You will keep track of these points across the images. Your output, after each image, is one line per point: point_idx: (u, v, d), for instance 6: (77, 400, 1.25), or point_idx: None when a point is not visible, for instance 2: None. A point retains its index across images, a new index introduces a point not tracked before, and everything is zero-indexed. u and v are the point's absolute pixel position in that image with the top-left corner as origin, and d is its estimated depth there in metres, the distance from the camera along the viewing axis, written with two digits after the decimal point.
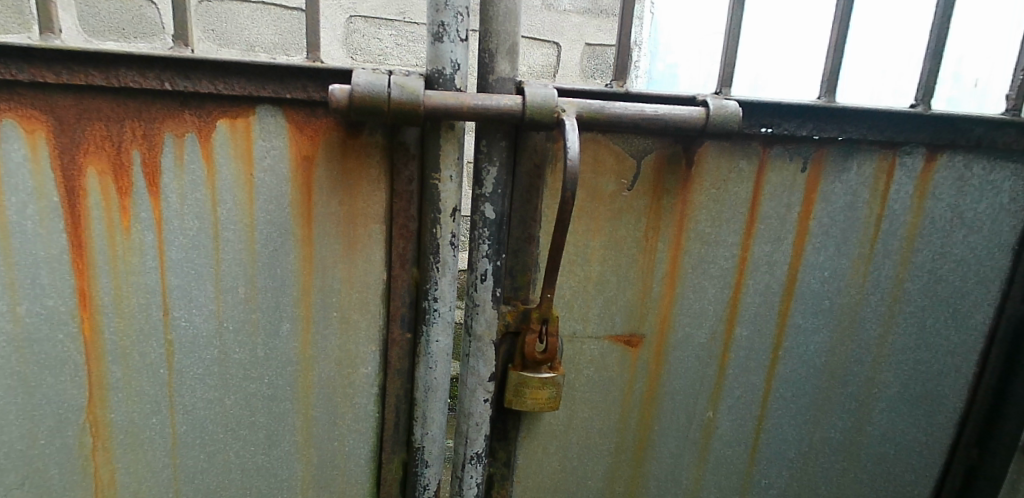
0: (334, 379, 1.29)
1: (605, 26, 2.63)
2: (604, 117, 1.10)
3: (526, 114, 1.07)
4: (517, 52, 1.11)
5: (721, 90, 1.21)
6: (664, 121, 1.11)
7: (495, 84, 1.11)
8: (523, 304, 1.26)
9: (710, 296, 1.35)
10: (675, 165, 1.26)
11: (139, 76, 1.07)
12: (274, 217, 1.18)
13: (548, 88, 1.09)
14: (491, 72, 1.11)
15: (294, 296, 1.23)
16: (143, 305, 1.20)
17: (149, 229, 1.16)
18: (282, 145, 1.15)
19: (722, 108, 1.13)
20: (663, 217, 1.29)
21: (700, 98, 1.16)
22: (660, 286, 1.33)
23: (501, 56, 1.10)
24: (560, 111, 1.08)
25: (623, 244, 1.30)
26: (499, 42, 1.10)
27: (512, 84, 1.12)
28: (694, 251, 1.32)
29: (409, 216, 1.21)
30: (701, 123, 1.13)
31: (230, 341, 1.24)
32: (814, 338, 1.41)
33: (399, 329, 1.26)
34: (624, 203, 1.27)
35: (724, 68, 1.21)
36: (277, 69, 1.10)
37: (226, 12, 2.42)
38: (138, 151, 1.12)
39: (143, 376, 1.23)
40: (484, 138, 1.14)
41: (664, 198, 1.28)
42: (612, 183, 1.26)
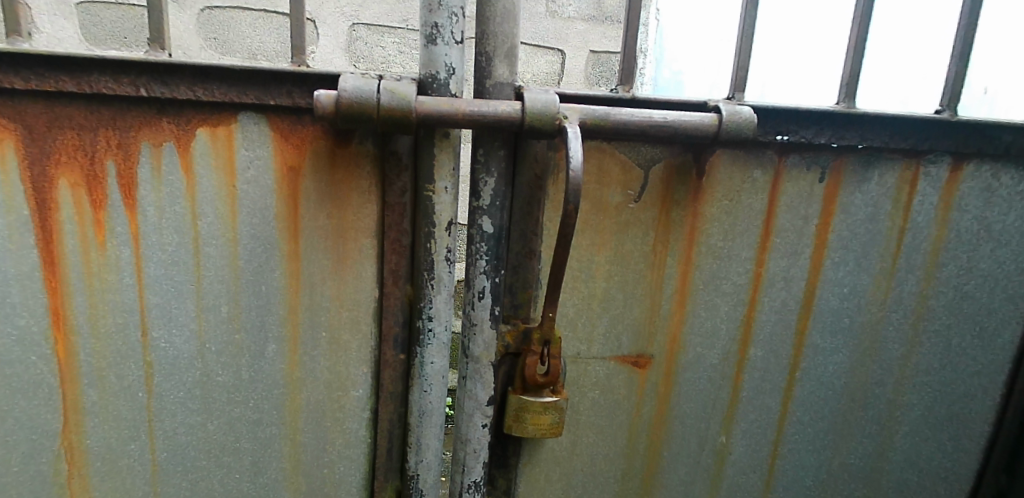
0: (323, 403, 1.21)
1: (610, 33, 2.55)
2: (610, 124, 1.03)
3: (526, 121, 1.00)
4: (516, 55, 1.04)
5: (733, 96, 1.14)
6: (673, 128, 1.04)
7: (492, 90, 1.04)
8: (523, 324, 1.19)
9: (722, 314, 1.27)
10: (685, 175, 1.19)
11: (112, 82, 1.01)
12: (259, 232, 1.11)
13: (549, 93, 1.02)
14: (488, 77, 1.04)
15: (280, 315, 1.16)
16: (120, 325, 1.13)
17: (126, 244, 1.09)
18: (266, 154, 1.08)
19: (736, 113, 1.05)
20: (672, 231, 1.21)
21: (712, 104, 1.08)
22: (669, 303, 1.25)
23: (499, 59, 1.03)
24: (562, 118, 1.01)
25: (629, 259, 1.22)
26: (496, 44, 1.03)
27: (510, 89, 1.05)
28: (706, 266, 1.24)
29: (402, 230, 1.13)
30: (713, 130, 1.05)
31: (213, 362, 1.17)
32: (833, 359, 1.33)
33: (392, 350, 1.19)
34: (630, 216, 1.20)
35: (736, 72, 1.14)
36: (260, 74, 1.03)
37: (228, 20, 2.37)
38: (112, 162, 1.05)
39: (121, 400, 1.16)
40: (481, 147, 1.06)
41: (673, 210, 1.20)
42: (618, 194, 1.18)
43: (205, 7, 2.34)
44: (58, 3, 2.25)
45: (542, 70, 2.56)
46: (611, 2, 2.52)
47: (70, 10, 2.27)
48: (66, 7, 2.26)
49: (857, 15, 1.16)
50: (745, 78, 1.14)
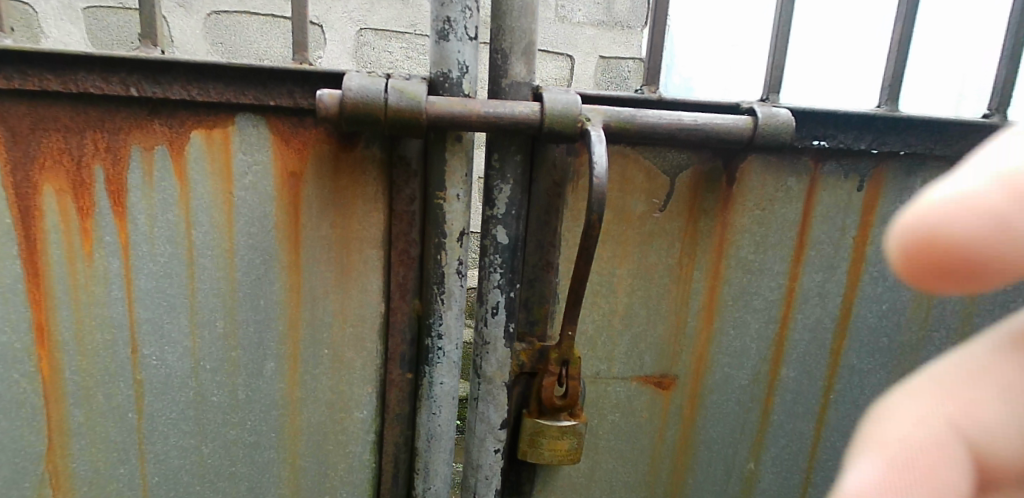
0: (324, 425, 1.13)
1: (620, 38, 2.48)
2: (637, 127, 0.95)
3: (545, 124, 0.92)
4: (534, 52, 0.97)
5: (767, 97, 1.06)
6: (704, 132, 0.96)
7: (508, 90, 0.96)
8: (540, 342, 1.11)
9: (752, 332, 1.19)
10: (714, 183, 1.10)
11: (100, 81, 0.94)
12: (257, 242, 1.04)
13: (570, 93, 0.94)
14: (504, 76, 0.96)
15: (279, 331, 1.08)
16: (108, 342, 1.05)
17: (115, 254, 1.02)
18: (265, 159, 1.01)
19: (772, 116, 0.97)
20: (700, 242, 1.13)
21: (745, 106, 1.00)
22: (696, 320, 1.17)
23: (516, 56, 0.96)
24: (584, 120, 0.93)
25: (653, 272, 1.14)
26: (513, 40, 0.95)
27: (528, 89, 0.97)
28: (735, 281, 1.16)
29: (410, 241, 1.06)
30: (748, 134, 0.97)
31: (208, 382, 1.09)
32: (870, 380, 1.24)
33: (398, 369, 1.11)
34: (655, 226, 1.12)
35: (770, 72, 1.06)
36: (258, 72, 0.96)
37: (235, 25, 2.31)
38: (100, 166, 0.98)
39: (110, 421, 1.09)
40: (495, 151, 0.99)
41: (701, 220, 1.12)
42: (642, 203, 1.10)
43: (212, 12, 2.29)
44: (64, 8, 2.19)
45: (552, 76, 2.49)
46: (621, 7, 2.45)
47: (77, 15, 2.21)
48: (72, 11, 2.20)
49: (901, 11, 1.08)
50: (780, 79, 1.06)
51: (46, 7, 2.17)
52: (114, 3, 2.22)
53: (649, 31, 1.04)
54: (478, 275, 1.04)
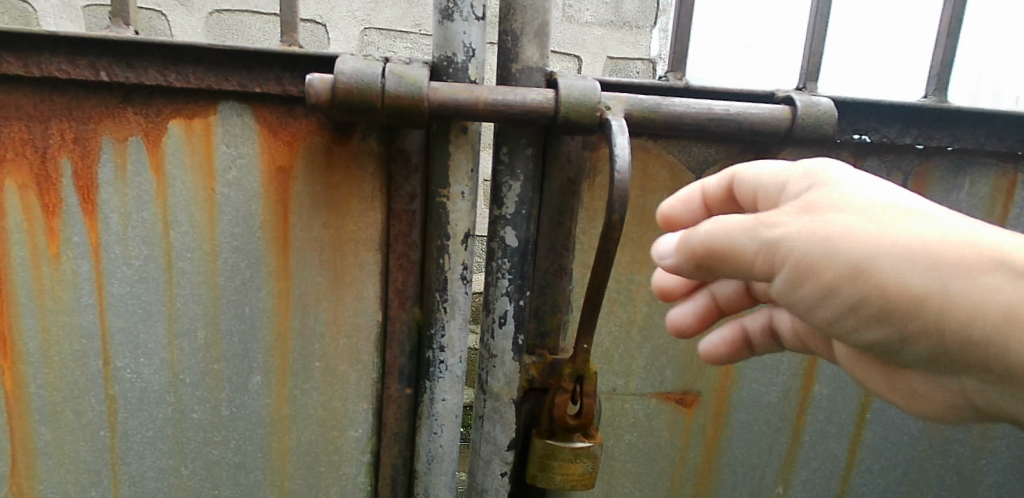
0: (315, 444, 1.04)
1: (628, 38, 2.39)
2: (663, 118, 0.85)
3: (560, 113, 0.82)
4: (548, 33, 0.87)
5: (805, 87, 0.96)
6: (738, 123, 0.86)
7: (519, 76, 0.87)
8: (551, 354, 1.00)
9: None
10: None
11: (67, 64, 0.84)
12: (241, 243, 0.94)
13: (588, 79, 0.84)
14: (514, 60, 0.87)
15: (266, 342, 0.99)
16: (78, 352, 0.96)
17: (85, 256, 0.92)
18: (250, 152, 0.92)
19: (812, 105, 0.88)
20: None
21: (781, 94, 0.91)
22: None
23: (528, 38, 0.86)
24: (604, 109, 0.84)
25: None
26: (525, 21, 0.86)
27: (541, 75, 0.88)
28: None
29: (410, 243, 0.96)
30: (786, 125, 0.88)
31: (188, 397, 1.00)
32: None
33: (396, 384, 1.00)
34: None
35: (808, 58, 0.96)
36: (243, 55, 0.86)
37: (238, 24, 2.22)
38: (68, 159, 0.89)
39: (80, 439, 0.99)
40: (504, 144, 0.89)
41: None
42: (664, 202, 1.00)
43: (214, 10, 2.20)
44: (64, 6, 2.11)
45: None
46: (629, 6, 2.36)
47: (78, 14, 2.13)
48: (73, 10, 2.12)
49: None
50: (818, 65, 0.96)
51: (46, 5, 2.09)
52: None
53: (675, 13, 0.95)
54: (485, 281, 0.95)
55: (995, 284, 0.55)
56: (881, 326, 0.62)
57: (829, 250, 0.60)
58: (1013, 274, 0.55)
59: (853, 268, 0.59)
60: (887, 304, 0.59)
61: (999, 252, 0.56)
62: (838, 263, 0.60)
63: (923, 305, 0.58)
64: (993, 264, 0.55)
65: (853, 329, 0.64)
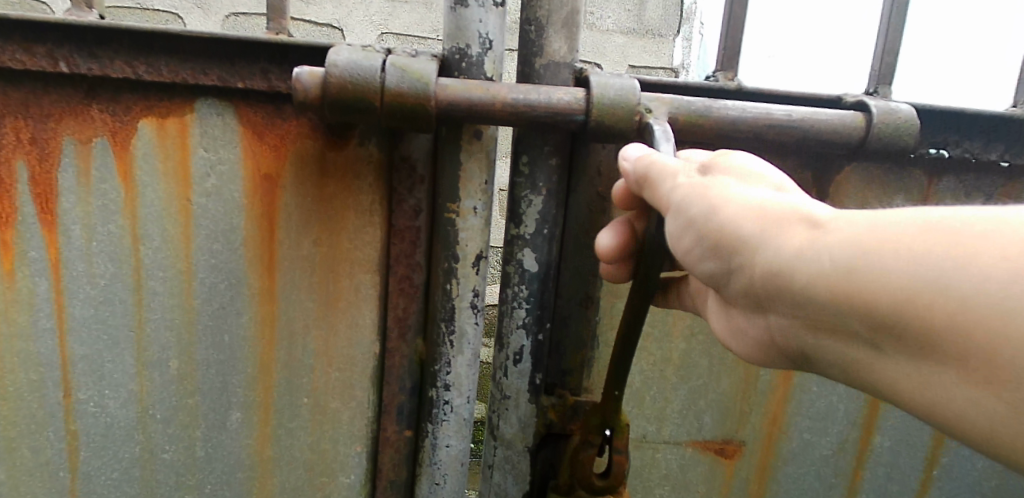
0: (302, 491, 0.91)
1: (651, 47, 2.25)
2: (714, 123, 0.73)
3: (590, 116, 0.69)
4: (578, 24, 0.75)
5: (877, 91, 0.85)
6: (800, 130, 0.73)
7: (544, 72, 0.74)
8: (572, 396, 0.87)
9: (841, 390, 0.94)
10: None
11: (22, 53, 0.73)
12: (221, 263, 0.82)
13: (624, 76, 0.72)
14: (539, 54, 0.74)
15: (247, 375, 0.86)
16: (35, 383, 0.84)
17: (43, 274, 0.81)
18: (232, 157, 0.80)
19: (891, 112, 0.75)
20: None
21: (850, 99, 0.78)
22: (770, 373, 0.93)
23: (554, 29, 0.74)
24: (642, 112, 0.71)
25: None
26: (551, 8, 0.73)
27: (568, 72, 0.75)
28: None
29: (413, 265, 0.83)
30: (857, 134, 0.75)
31: (159, 435, 0.87)
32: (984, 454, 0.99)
33: (395, 425, 0.88)
34: None
35: (882, 57, 0.86)
36: (223, 44, 0.74)
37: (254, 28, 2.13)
38: (24, 162, 0.78)
39: (37, 481, 0.87)
40: (525, 151, 0.76)
41: None
42: None
43: (230, 13, 2.10)
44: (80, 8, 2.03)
45: None
46: (652, 14, 2.23)
47: None
48: None
49: None
50: (892, 66, 0.85)
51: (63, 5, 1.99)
52: (131, 3, 2.08)
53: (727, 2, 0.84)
54: (499, 310, 0.81)
55: (797, 233, 0.53)
56: (710, 263, 0.59)
57: (690, 193, 0.58)
58: (812, 226, 0.52)
59: (701, 211, 0.57)
60: (715, 243, 0.57)
61: (813, 212, 0.53)
62: (692, 209, 0.57)
63: (741, 243, 0.55)
64: (799, 219, 0.53)
65: (691, 266, 0.61)
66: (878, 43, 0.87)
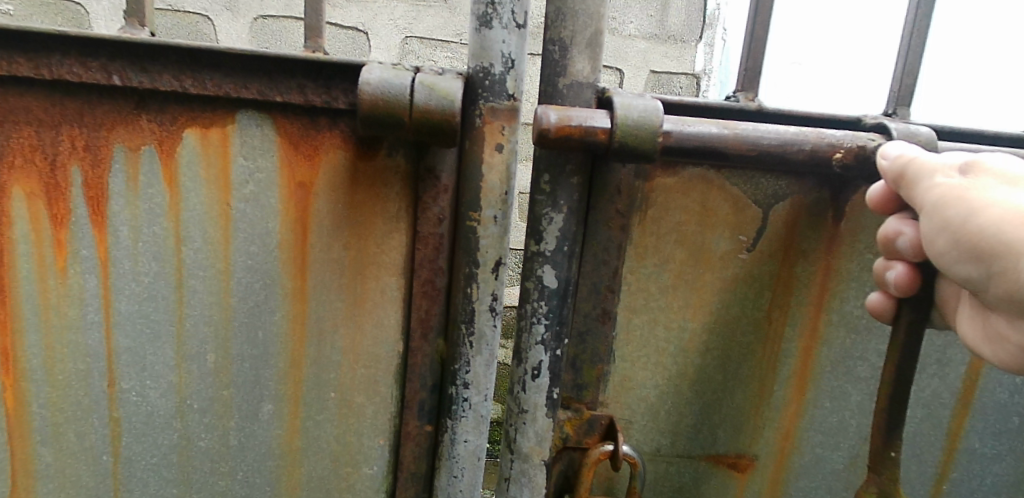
0: (327, 480, 0.96)
1: (673, 53, 2.28)
2: (738, 141, 0.77)
3: (616, 137, 0.74)
4: (601, 44, 0.79)
5: (895, 112, 0.93)
6: (810, 146, 0.78)
7: (567, 92, 0.79)
8: (588, 411, 0.93)
9: (853, 406, 0.98)
10: (817, 220, 0.90)
11: (78, 67, 0.79)
12: (257, 263, 0.88)
13: (648, 98, 0.76)
14: (563, 74, 0.79)
15: (279, 369, 0.92)
16: (82, 372, 0.90)
17: (92, 271, 0.87)
18: (269, 166, 0.85)
19: (911, 134, 0.79)
20: (795, 293, 0.93)
21: (870, 120, 0.84)
22: (784, 389, 0.97)
23: (579, 49, 0.78)
24: (663, 133, 0.75)
25: (735, 328, 0.94)
26: (576, 28, 0.78)
27: (591, 91, 0.80)
28: (837, 341, 0.95)
29: (436, 269, 0.88)
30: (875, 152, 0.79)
31: (195, 424, 0.93)
32: (992, 469, 1.02)
33: (416, 420, 0.93)
34: (741, 270, 0.92)
35: (901, 79, 0.92)
36: (263, 61, 0.80)
37: (282, 30, 2.18)
38: (78, 168, 0.84)
39: (81, 463, 0.93)
40: (547, 171, 0.81)
41: (799, 264, 0.92)
42: (726, 240, 0.91)
43: (259, 15, 2.16)
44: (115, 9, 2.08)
45: None
46: (675, 20, 2.26)
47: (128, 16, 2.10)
48: None
49: None
50: (911, 87, 0.92)
51: (97, 6, 2.04)
52: (164, 5, 2.15)
53: (749, 23, 0.88)
54: (518, 323, 0.86)
55: None
56: (969, 265, 0.65)
57: (948, 195, 0.64)
58: None
59: (959, 213, 0.63)
60: (974, 245, 0.63)
61: None
62: (949, 210, 0.64)
63: (1009, 248, 0.61)
64: None
65: (945, 267, 0.67)
66: (898, 66, 0.93)
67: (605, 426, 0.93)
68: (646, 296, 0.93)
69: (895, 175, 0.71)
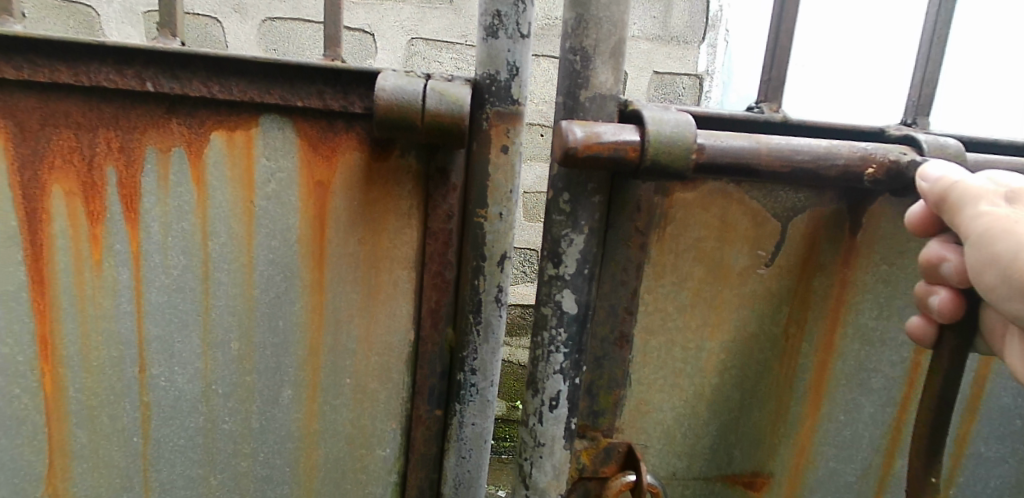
0: (343, 461, 1.02)
1: (675, 53, 2.33)
2: (768, 156, 0.81)
3: (649, 155, 0.78)
4: (623, 53, 0.85)
5: (915, 122, 1.00)
6: (838, 162, 0.83)
7: (590, 104, 0.84)
8: (603, 438, 0.99)
9: (866, 418, 1.05)
10: (837, 235, 0.96)
11: (115, 74, 0.85)
12: (279, 257, 0.94)
13: (679, 113, 0.80)
14: (586, 86, 0.84)
15: (298, 356, 0.98)
16: (116, 359, 0.96)
17: (125, 264, 0.93)
18: (290, 166, 0.91)
19: (941, 147, 0.85)
20: (812, 307, 0.99)
21: (892, 132, 0.91)
22: (801, 405, 1.04)
23: (602, 59, 0.84)
24: (697, 148, 0.79)
25: (754, 346, 1.01)
26: (600, 35, 0.83)
27: (614, 103, 0.85)
28: (852, 354, 1.02)
29: (446, 263, 0.93)
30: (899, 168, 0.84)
31: (220, 407, 0.99)
32: (995, 471, 1.08)
33: (426, 405, 0.98)
34: (758, 285, 0.98)
35: (921, 89, 0.99)
36: (286, 69, 0.86)
37: (289, 32, 2.25)
38: (113, 168, 0.90)
39: (114, 444, 1.00)
40: (567, 190, 0.85)
41: (816, 278, 0.98)
42: (744, 255, 0.96)
43: (266, 18, 2.23)
44: (125, 11, 2.13)
45: None
46: (677, 21, 2.31)
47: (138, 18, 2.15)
48: (133, 15, 2.14)
49: None
50: (930, 97, 0.99)
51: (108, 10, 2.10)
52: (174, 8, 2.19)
53: (773, 39, 0.94)
54: (535, 346, 0.90)
55: None
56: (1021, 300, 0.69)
57: (995, 227, 0.68)
58: None
59: (1009, 248, 0.67)
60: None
61: None
62: (998, 244, 0.67)
63: None
64: None
65: (996, 300, 0.71)
66: (917, 76, 0.99)
67: (622, 453, 0.99)
68: (663, 316, 0.98)
69: (939, 200, 0.74)
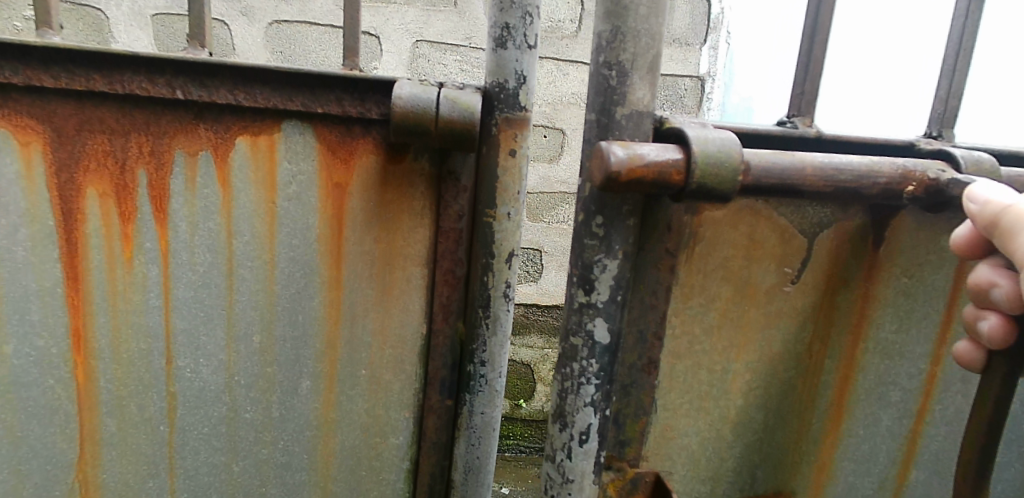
0: (358, 449, 1.08)
1: (677, 55, 2.38)
2: (813, 175, 0.81)
3: (696, 177, 0.77)
4: (658, 68, 0.84)
5: (942, 134, 1.05)
6: (879, 180, 0.84)
7: (626, 121, 0.84)
8: (630, 469, 1.03)
9: (884, 430, 1.11)
10: (861, 245, 1.00)
11: (146, 82, 0.91)
12: (298, 254, 0.99)
13: (723, 132, 0.80)
14: (622, 104, 0.83)
15: (316, 349, 1.03)
16: (144, 351, 1.02)
17: (154, 262, 0.99)
18: (310, 169, 0.97)
19: (976, 162, 0.89)
20: (836, 321, 1.04)
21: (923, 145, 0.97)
22: (822, 420, 1.09)
23: (638, 74, 0.82)
24: (743, 167, 0.80)
25: (778, 366, 1.05)
26: (637, 48, 0.82)
27: (649, 120, 0.85)
28: (873, 368, 1.07)
29: (456, 260, 0.99)
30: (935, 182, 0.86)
31: (242, 397, 1.05)
32: (1003, 475, 1.14)
33: (437, 395, 1.04)
34: (784, 303, 1.02)
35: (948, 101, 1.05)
36: (308, 77, 0.92)
37: (295, 34, 2.30)
38: (144, 171, 0.95)
39: (141, 433, 1.05)
40: (601, 214, 0.84)
41: (840, 293, 1.02)
42: (772, 274, 1.01)
43: (273, 21, 2.29)
44: (134, 14, 2.19)
45: None
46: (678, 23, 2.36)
47: (147, 21, 2.20)
48: (142, 18, 2.19)
49: None
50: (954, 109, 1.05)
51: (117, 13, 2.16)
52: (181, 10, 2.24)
53: (808, 54, 0.99)
54: (563, 378, 0.90)
55: None
56: None
57: None
58: None
59: None
60: None
61: None
62: None
63: None
64: None
65: None
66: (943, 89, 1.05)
67: (649, 482, 1.04)
68: (690, 339, 1.02)
69: (988, 224, 0.74)
